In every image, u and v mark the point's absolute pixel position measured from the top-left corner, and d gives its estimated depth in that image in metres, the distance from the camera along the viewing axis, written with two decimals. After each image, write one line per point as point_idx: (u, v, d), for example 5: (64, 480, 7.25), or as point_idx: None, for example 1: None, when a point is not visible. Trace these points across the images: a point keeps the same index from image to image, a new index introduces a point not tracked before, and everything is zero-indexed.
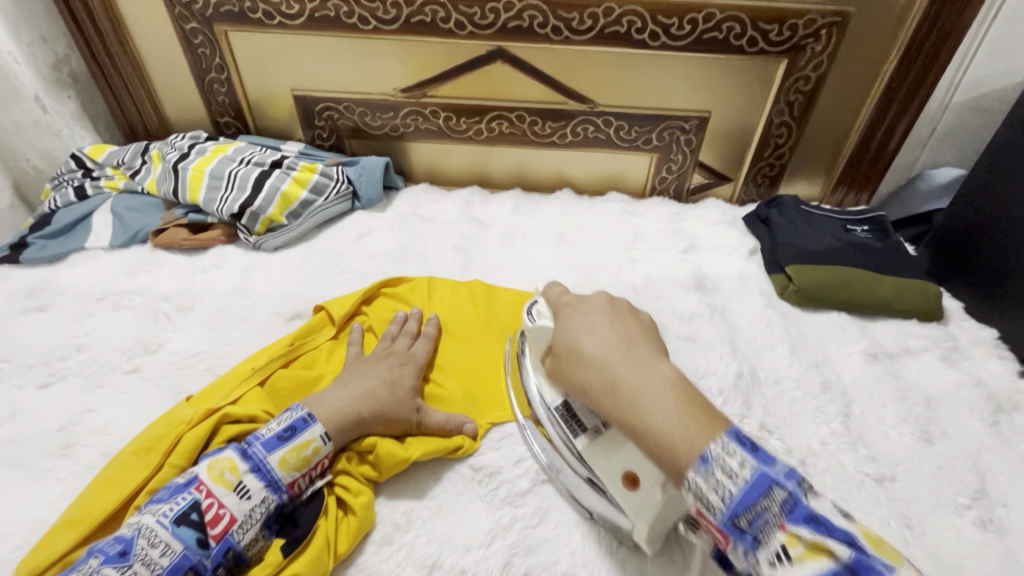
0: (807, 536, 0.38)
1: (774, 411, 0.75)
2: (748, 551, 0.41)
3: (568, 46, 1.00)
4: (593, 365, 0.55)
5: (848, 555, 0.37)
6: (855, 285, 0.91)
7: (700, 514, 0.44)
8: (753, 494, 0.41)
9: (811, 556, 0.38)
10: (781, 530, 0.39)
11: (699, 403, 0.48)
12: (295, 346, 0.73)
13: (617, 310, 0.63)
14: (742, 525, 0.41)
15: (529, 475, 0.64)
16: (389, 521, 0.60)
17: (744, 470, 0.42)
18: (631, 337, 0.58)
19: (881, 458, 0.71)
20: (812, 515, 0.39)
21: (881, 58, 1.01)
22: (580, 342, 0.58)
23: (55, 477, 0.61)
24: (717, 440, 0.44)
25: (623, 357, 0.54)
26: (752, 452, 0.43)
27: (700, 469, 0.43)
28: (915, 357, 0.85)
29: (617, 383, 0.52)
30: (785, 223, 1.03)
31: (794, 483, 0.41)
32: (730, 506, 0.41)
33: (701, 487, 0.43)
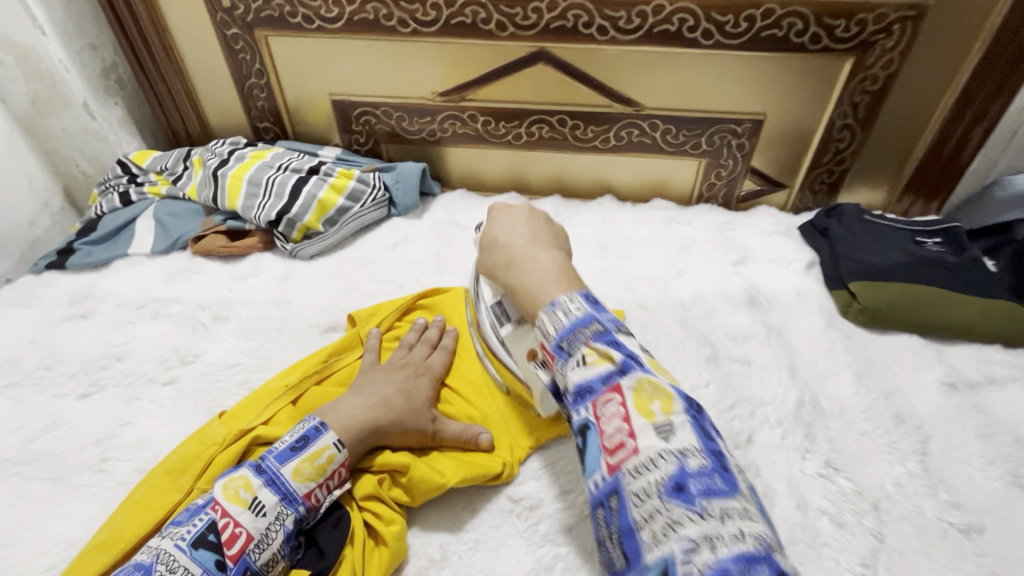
0: (601, 348, 0.48)
1: (839, 446, 0.69)
2: (563, 365, 0.50)
3: (614, 47, 0.95)
4: (502, 250, 0.63)
5: (623, 361, 0.46)
6: (930, 307, 0.83)
7: (543, 347, 0.53)
8: (579, 325, 0.50)
9: (599, 361, 0.47)
10: (587, 346, 0.48)
11: (573, 277, 0.58)
12: (328, 362, 0.71)
13: (537, 236, 0.64)
14: (563, 346, 0.50)
15: (571, 509, 0.60)
16: (423, 555, 0.57)
17: (578, 309, 0.52)
18: (539, 231, 0.65)
19: (966, 505, 0.63)
20: (612, 339, 0.48)
21: (962, 54, 0.91)
22: (497, 235, 0.65)
23: (91, 493, 0.60)
24: (569, 296, 0.54)
25: (526, 242, 0.63)
26: (591, 303, 0.53)
27: (547, 311, 0.53)
28: (1000, 387, 0.76)
29: (513, 259, 0.62)
30: (848, 235, 0.96)
31: (613, 325, 0.51)
32: (560, 332, 0.51)
33: (546, 323, 0.53)
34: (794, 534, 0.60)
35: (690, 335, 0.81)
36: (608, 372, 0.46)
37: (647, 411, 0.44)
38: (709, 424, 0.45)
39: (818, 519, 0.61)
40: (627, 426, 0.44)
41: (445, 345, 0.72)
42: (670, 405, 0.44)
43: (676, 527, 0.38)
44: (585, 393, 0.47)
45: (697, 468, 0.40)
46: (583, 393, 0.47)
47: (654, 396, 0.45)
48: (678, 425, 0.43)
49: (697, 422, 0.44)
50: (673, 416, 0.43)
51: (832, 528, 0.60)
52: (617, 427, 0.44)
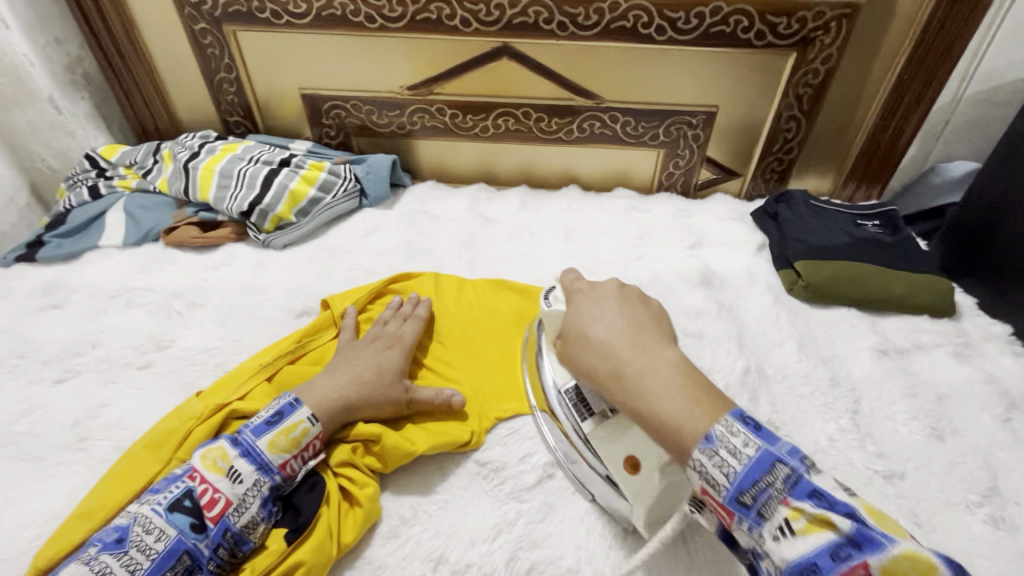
0: (811, 511, 0.41)
1: (781, 407, 0.75)
2: (756, 529, 0.44)
3: (573, 41, 1.00)
4: (602, 351, 0.56)
5: (850, 527, 0.40)
6: (865, 282, 0.90)
7: (704, 493, 0.46)
8: (756, 471, 0.44)
9: (814, 529, 0.41)
10: (786, 505, 0.42)
11: (701, 387, 0.51)
12: (301, 342, 0.74)
13: (637, 333, 0.57)
14: (747, 502, 0.44)
15: (535, 470, 0.64)
16: (395, 515, 0.60)
17: (748, 447, 0.45)
18: (639, 320, 0.59)
19: (890, 454, 0.70)
20: (814, 491, 0.42)
21: (892, 49, 0.99)
22: (587, 327, 0.59)
23: (70, 470, 0.62)
24: (722, 421, 0.47)
25: (631, 342, 0.56)
26: (755, 430, 0.46)
27: (704, 448, 0.46)
28: (926, 352, 0.84)
29: (622, 368, 0.54)
30: (794, 218, 1.02)
31: (797, 461, 0.44)
32: (734, 483, 0.44)
33: (705, 464, 0.45)
34: None
35: None
36: (836, 544, 0.40)
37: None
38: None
39: None
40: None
41: (418, 317, 0.76)
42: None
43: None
44: (809, 571, 0.40)
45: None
46: (805, 571, 0.40)
47: (910, 568, 0.38)
48: None
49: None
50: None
51: None
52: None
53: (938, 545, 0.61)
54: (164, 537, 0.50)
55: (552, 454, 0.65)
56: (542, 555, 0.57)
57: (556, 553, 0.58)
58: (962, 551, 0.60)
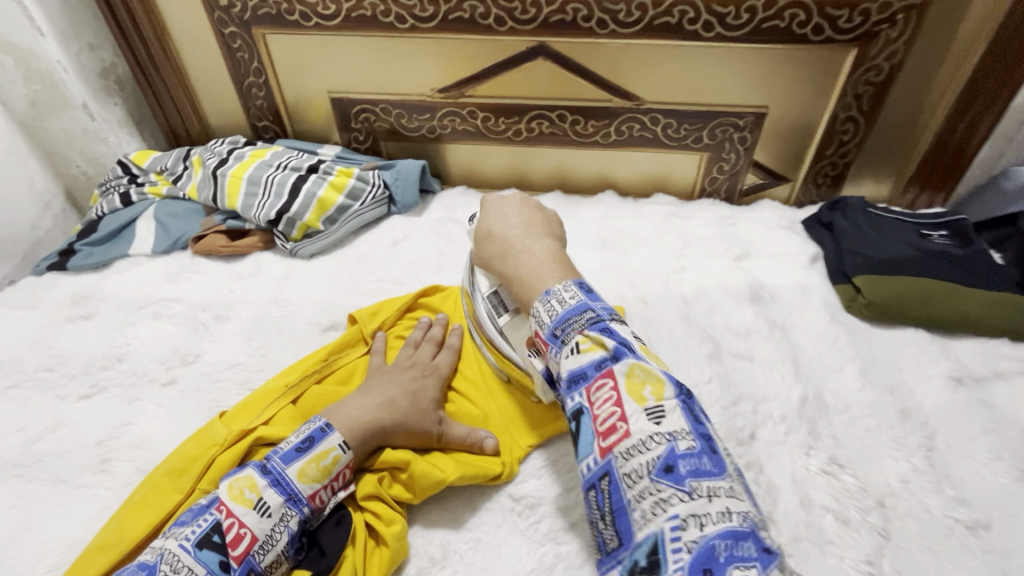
0: (593, 336, 0.49)
1: (844, 442, 0.68)
2: (557, 353, 0.51)
3: (614, 40, 0.94)
4: (496, 241, 0.65)
5: (613, 347, 0.48)
6: (936, 300, 0.82)
7: (536, 335, 0.55)
8: (571, 313, 0.52)
9: (592, 349, 0.48)
10: (580, 334, 0.50)
11: (566, 265, 0.61)
12: (328, 360, 0.71)
13: (530, 228, 0.65)
14: (557, 334, 0.52)
15: (574, 508, 0.59)
16: (424, 555, 0.56)
17: (571, 299, 0.53)
18: (532, 219, 0.67)
19: (972, 501, 0.62)
20: (604, 328, 0.50)
21: (968, 43, 0.90)
22: (490, 225, 0.66)
23: (93, 493, 0.61)
24: (563, 284, 0.56)
25: (522, 233, 0.64)
26: (585, 291, 0.54)
27: (542, 300, 0.55)
28: (1007, 382, 0.75)
29: (508, 252, 0.63)
30: (852, 228, 0.94)
31: (605, 312, 0.52)
32: (554, 321, 0.52)
33: (540, 311, 0.54)
34: (798, 532, 0.59)
35: (693, 331, 0.81)
36: (601, 358, 0.48)
37: (639, 395, 0.45)
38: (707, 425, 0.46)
39: (821, 516, 0.60)
40: (618, 408, 0.45)
41: (450, 345, 0.72)
42: (662, 391, 0.45)
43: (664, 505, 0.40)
44: (578, 380, 0.48)
45: (686, 450, 0.43)
46: (575, 379, 0.48)
47: (649, 381, 0.46)
48: (668, 408, 0.45)
49: (688, 408, 0.46)
50: (664, 399, 0.45)
51: (837, 525, 0.60)
52: (606, 403, 0.46)
53: None
54: None
55: None
56: None
57: None
58: None
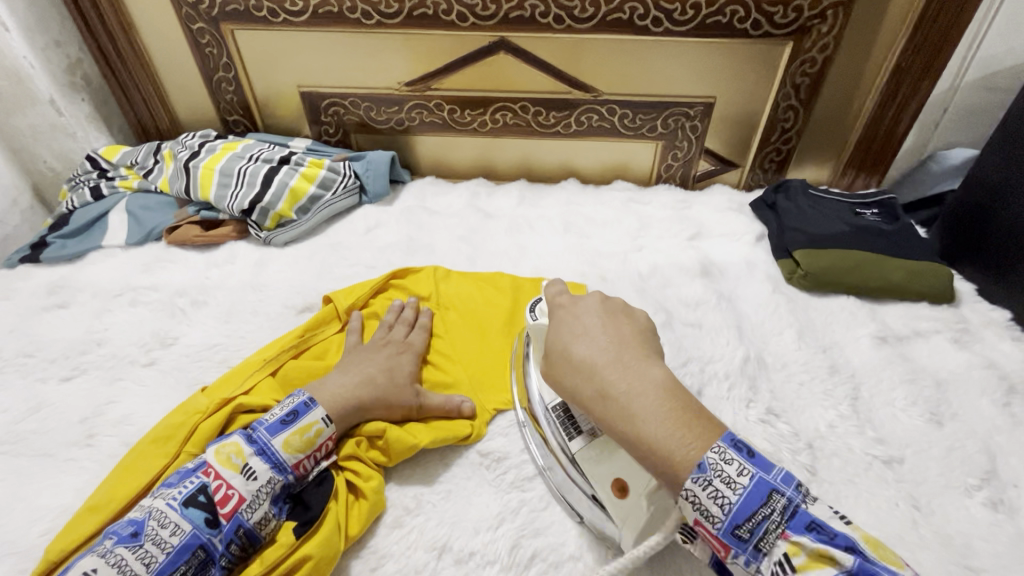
0: (810, 545, 0.40)
1: (781, 395, 0.75)
2: (751, 561, 0.42)
3: (570, 34, 1.00)
4: (583, 371, 0.53)
5: (851, 562, 0.39)
6: (866, 270, 0.91)
7: (698, 524, 0.44)
8: (753, 503, 0.42)
9: (814, 564, 0.40)
10: (785, 539, 0.41)
11: (679, 395, 0.49)
12: (304, 337, 0.75)
13: (623, 356, 0.52)
14: (745, 535, 0.42)
15: (537, 460, 0.65)
16: (400, 505, 0.61)
17: (742, 477, 0.43)
18: (622, 337, 0.55)
19: (889, 440, 0.70)
20: (812, 523, 0.41)
21: (890, 37, 0.99)
22: (572, 346, 0.55)
23: (79, 466, 0.63)
24: (716, 447, 0.44)
25: (616, 361, 0.52)
26: (748, 456, 0.44)
27: (696, 476, 0.44)
28: (925, 339, 0.84)
29: (607, 390, 0.50)
30: (793, 209, 1.03)
31: (787, 486, 0.43)
32: (731, 516, 0.42)
33: (698, 494, 0.43)
34: None
35: (647, 304, 0.87)
36: None
37: (830, 562, 0.39)
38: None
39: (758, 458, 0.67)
40: None
41: (422, 324, 0.77)
42: (893, 570, 0.40)
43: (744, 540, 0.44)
44: None
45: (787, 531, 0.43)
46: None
47: (877, 562, 0.40)
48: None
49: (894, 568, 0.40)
50: (844, 559, 0.39)
51: None
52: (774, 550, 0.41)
53: (937, 527, 0.62)
54: (180, 531, 0.50)
55: None
56: (545, 542, 0.58)
57: (559, 540, 0.58)
58: (960, 533, 0.61)
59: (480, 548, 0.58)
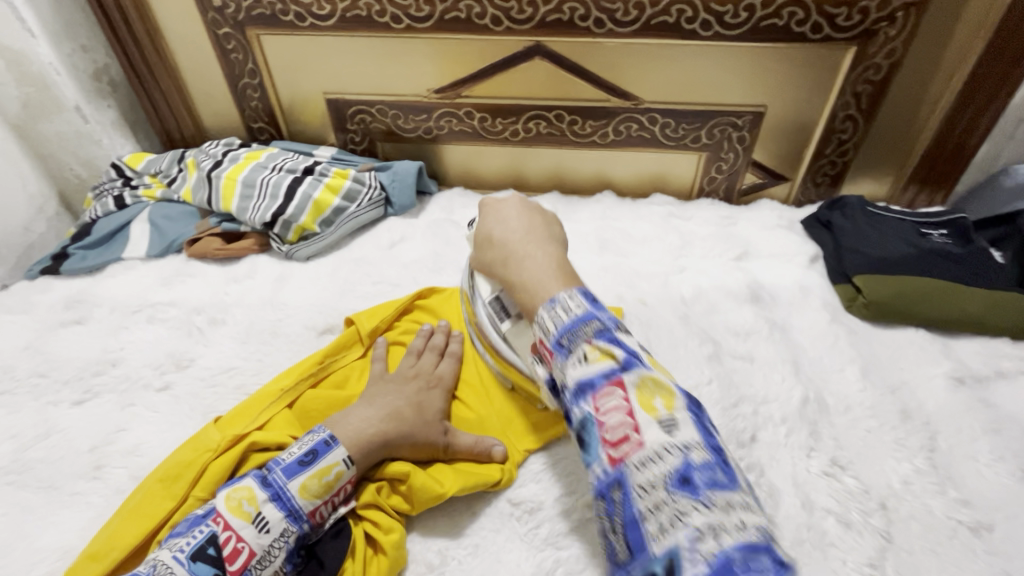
0: (689, 459, 0.42)
1: (846, 443, 0.67)
2: (563, 362, 0.50)
3: (611, 39, 0.94)
4: (498, 246, 0.62)
5: (705, 469, 0.42)
6: (936, 300, 0.82)
7: (611, 455, 0.45)
8: (667, 451, 0.43)
9: (678, 468, 0.42)
10: (588, 343, 0.49)
11: (572, 276, 0.57)
12: (325, 364, 0.70)
13: (535, 244, 0.61)
14: (564, 342, 0.50)
15: (573, 513, 0.59)
16: (423, 561, 0.56)
17: (638, 398, 0.45)
18: (534, 224, 0.64)
19: (975, 502, 0.62)
20: (694, 448, 0.43)
21: (967, 41, 0.89)
22: (490, 230, 0.64)
23: (86, 501, 0.60)
24: (568, 292, 0.54)
25: (522, 239, 0.61)
26: (590, 301, 0.53)
27: (546, 306, 0.53)
28: (1009, 381, 0.75)
29: (509, 256, 0.61)
30: (853, 228, 0.93)
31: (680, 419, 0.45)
32: (650, 461, 0.42)
33: (608, 413, 0.45)
34: (800, 535, 0.59)
35: (692, 332, 0.80)
36: (693, 482, 0.41)
37: (739, 523, 0.40)
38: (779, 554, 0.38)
39: (823, 519, 0.60)
40: (722, 544, 0.39)
41: (454, 352, 0.71)
42: (751, 514, 0.41)
43: (683, 519, 0.39)
44: (669, 508, 0.40)
45: (702, 461, 0.42)
46: (669, 509, 0.40)
47: (741, 506, 0.41)
48: (774, 541, 0.40)
49: (776, 528, 0.42)
50: (676, 412, 0.45)
51: (839, 528, 0.59)
52: (711, 545, 0.39)
53: None
54: None
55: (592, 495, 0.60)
56: None
57: None
58: None
59: None
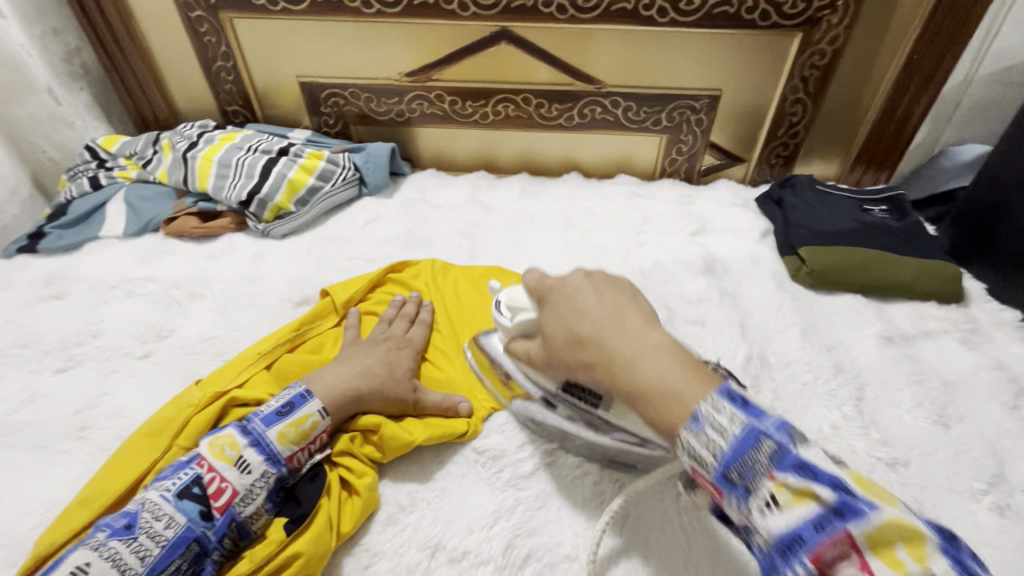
0: (794, 483, 0.39)
1: (784, 395, 0.74)
2: (740, 501, 0.41)
3: (574, 25, 0.98)
4: (591, 344, 0.52)
5: (834, 499, 0.38)
6: (872, 267, 0.89)
7: (695, 472, 0.44)
8: (743, 447, 0.41)
9: (799, 501, 0.39)
10: (769, 478, 0.40)
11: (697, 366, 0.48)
12: (300, 330, 0.74)
13: (595, 279, 0.58)
14: (732, 477, 0.41)
15: (532, 458, 0.64)
16: (393, 502, 0.60)
17: (732, 425, 0.42)
18: (619, 304, 0.54)
19: (894, 442, 0.69)
20: (800, 463, 0.40)
21: (901, 29, 0.96)
22: (572, 324, 0.54)
23: (72, 458, 0.63)
24: (711, 400, 0.44)
25: (615, 323, 0.52)
26: (738, 404, 0.43)
27: (693, 428, 0.43)
28: (933, 339, 0.82)
29: (613, 356, 0.50)
30: (800, 205, 1.00)
31: (783, 433, 0.42)
32: (721, 460, 0.42)
33: (694, 444, 0.43)
34: None
35: (649, 300, 0.86)
36: (819, 516, 0.38)
37: (896, 561, 0.35)
38: (971, 561, 0.37)
39: None
40: None
41: (423, 320, 0.76)
42: (922, 551, 0.35)
43: None
44: (795, 547, 0.38)
45: None
46: (793, 546, 0.38)
47: (898, 537, 0.36)
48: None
49: (953, 557, 0.36)
50: (916, 557, 0.35)
51: None
52: None
53: None
54: (174, 524, 0.50)
55: (550, 442, 0.65)
56: (540, 542, 0.57)
57: (554, 540, 0.57)
58: (965, 538, 0.60)
59: (473, 547, 0.57)
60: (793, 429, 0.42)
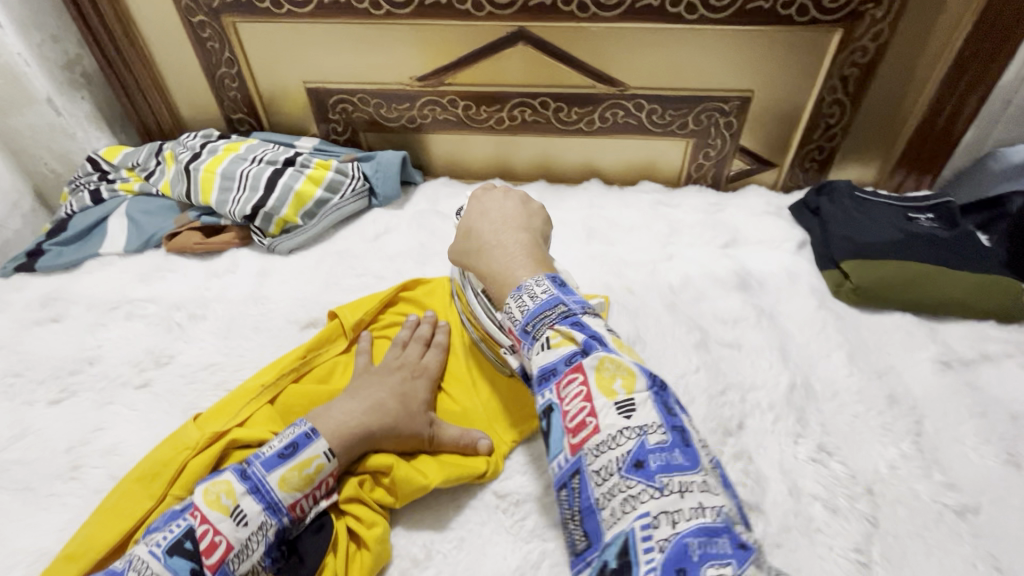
0: (566, 332, 0.50)
1: (833, 429, 0.67)
2: (529, 347, 0.52)
3: (596, 23, 0.92)
4: (473, 242, 0.65)
5: (585, 345, 0.48)
6: (924, 283, 0.81)
7: (512, 334, 0.55)
8: (544, 308, 0.53)
9: (565, 344, 0.49)
10: (551, 328, 0.51)
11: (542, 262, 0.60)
12: (307, 358, 0.69)
13: (516, 205, 0.70)
14: (529, 327, 0.53)
15: (559, 503, 0.58)
16: (407, 555, 0.55)
17: (542, 293, 0.54)
18: (509, 218, 0.67)
19: (960, 485, 0.62)
20: (576, 322, 0.51)
21: (953, 24, 0.89)
22: (473, 227, 0.67)
23: (63, 502, 0.58)
24: (535, 279, 0.56)
25: (495, 230, 0.65)
26: (557, 285, 0.55)
27: (514, 295, 0.56)
28: (995, 364, 0.75)
29: (475, 246, 0.63)
30: (840, 213, 0.93)
31: (578, 306, 0.53)
32: (529, 317, 0.53)
33: (513, 307, 0.55)
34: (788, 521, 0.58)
35: (680, 320, 0.80)
36: (575, 356, 0.48)
37: (609, 389, 0.46)
38: (677, 407, 0.47)
39: (810, 505, 0.60)
40: (588, 402, 0.46)
41: (439, 344, 0.70)
42: (633, 382, 0.46)
43: (633, 499, 0.41)
44: (549, 375, 0.49)
45: (658, 443, 0.43)
46: (547, 375, 0.49)
47: (619, 373, 0.47)
48: (639, 401, 0.45)
49: (661, 398, 0.46)
50: (634, 394, 0.45)
51: (827, 514, 0.59)
52: (579, 404, 0.46)
53: None
54: None
55: None
56: None
57: None
58: None
59: None
60: (589, 307, 0.54)
